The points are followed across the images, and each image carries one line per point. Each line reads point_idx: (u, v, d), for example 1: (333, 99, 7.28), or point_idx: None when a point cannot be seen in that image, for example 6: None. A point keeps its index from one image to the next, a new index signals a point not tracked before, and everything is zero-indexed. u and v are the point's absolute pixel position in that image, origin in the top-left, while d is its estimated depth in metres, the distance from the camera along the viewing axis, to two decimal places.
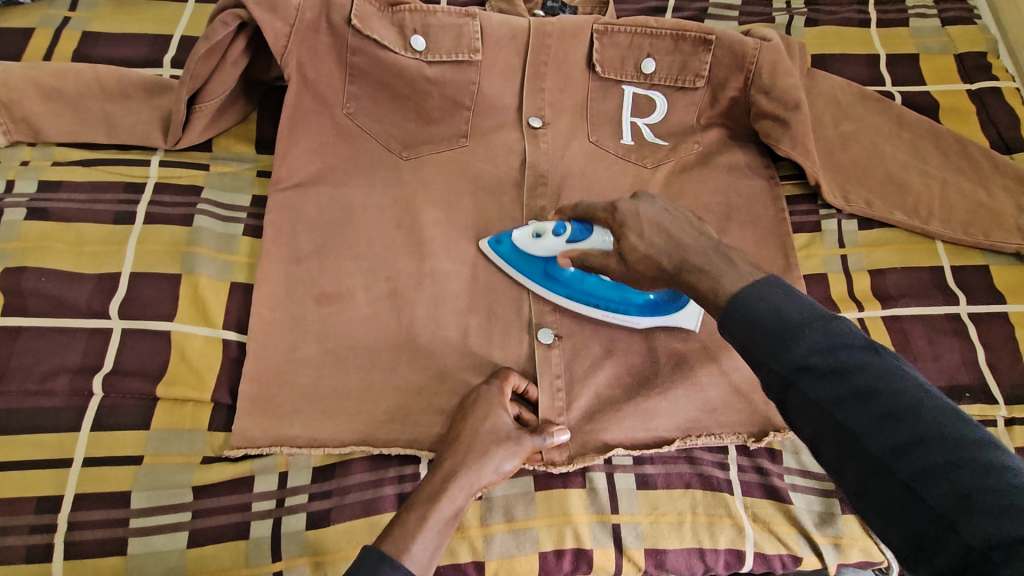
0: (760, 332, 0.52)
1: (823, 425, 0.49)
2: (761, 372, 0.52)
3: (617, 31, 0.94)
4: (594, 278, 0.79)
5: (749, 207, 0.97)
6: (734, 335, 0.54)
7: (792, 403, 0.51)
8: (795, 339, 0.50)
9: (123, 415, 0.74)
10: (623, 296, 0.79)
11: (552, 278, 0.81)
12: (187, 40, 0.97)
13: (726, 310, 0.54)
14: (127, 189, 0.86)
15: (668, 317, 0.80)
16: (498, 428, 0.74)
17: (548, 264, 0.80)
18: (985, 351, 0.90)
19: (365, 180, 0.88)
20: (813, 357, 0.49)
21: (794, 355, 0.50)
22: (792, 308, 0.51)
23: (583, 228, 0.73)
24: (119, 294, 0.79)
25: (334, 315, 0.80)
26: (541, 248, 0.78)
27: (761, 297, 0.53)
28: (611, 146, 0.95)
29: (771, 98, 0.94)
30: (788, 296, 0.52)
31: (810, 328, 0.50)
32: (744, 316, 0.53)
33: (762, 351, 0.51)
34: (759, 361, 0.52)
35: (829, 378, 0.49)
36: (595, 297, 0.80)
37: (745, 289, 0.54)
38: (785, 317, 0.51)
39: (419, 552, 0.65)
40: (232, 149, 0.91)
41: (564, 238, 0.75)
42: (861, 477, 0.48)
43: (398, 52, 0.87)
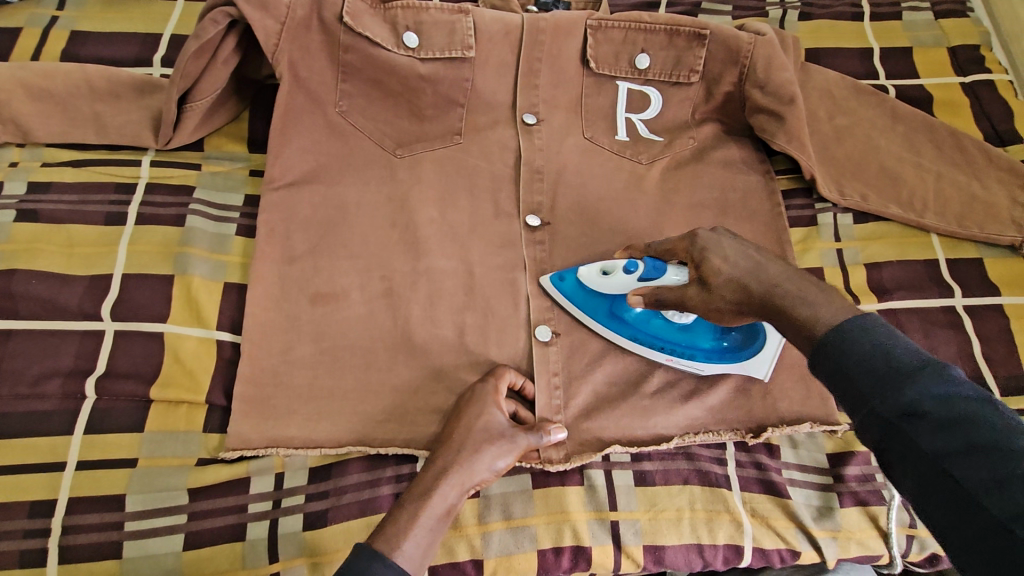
0: (861, 372, 0.49)
1: (934, 480, 0.45)
2: (859, 416, 0.49)
3: (610, 27, 0.94)
4: (661, 318, 0.79)
5: (744, 202, 0.97)
6: (831, 375, 0.51)
7: (895, 451, 0.47)
8: (906, 381, 0.47)
9: (116, 418, 0.73)
10: (689, 340, 0.79)
11: (617, 317, 0.80)
12: (178, 38, 0.96)
13: (821, 344, 0.52)
14: (118, 189, 0.85)
15: (736, 361, 0.80)
16: (492, 426, 0.73)
17: (614, 304, 0.80)
18: (981, 343, 0.90)
19: (358, 179, 0.87)
20: (924, 403, 0.46)
21: (902, 398, 0.47)
22: (901, 350, 0.48)
23: (656, 265, 0.72)
24: (110, 296, 0.78)
25: (329, 315, 0.80)
26: (614, 286, 0.76)
27: (864, 335, 0.50)
28: (606, 142, 0.95)
29: (765, 92, 0.94)
30: (896, 338, 0.50)
31: (925, 371, 0.47)
32: (844, 353, 0.50)
33: (864, 392, 0.48)
34: (858, 404, 0.49)
35: (943, 427, 0.45)
36: (663, 340, 0.79)
37: (846, 326, 0.52)
38: (894, 358, 0.48)
39: (412, 549, 0.65)
40: (224, 148, 0.90)
41: (636, 275, 0.73)
42: (981, 544, 0.43)
43: (390, 49, 0.87)
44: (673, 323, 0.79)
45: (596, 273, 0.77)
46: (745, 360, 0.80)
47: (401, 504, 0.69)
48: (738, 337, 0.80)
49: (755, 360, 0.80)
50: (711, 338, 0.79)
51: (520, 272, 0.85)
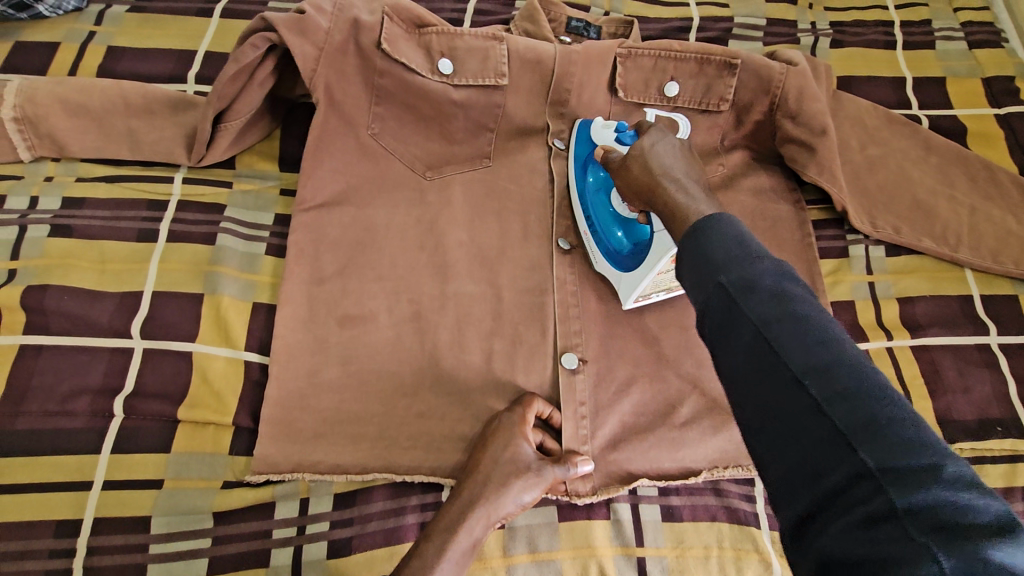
0: (717, 251, 0.50)
1: (754, 352, 0.46)
2: (701, 292, 0.50)
3: (641, 54, 0.93)
4: (607, 196, 0.85)
5: (774, 230, 0.95)
6: (689, 258, 0.52)
7: (725, 327, 0.48)
8: (749, 263, 0.48)
9: (143, 438, 0.73)
10: (607, 228, 0.84)
11: (584, 170, 0.87)
12: (212, 56, 0.97)
13: (692, 232, 0.53)
14: (150, 206, 0.85)
15: (617, 270, 0.82)
16: (518, 458, 0.73)
17: (590, 158, 0.87)
18: (1016, 384, 0.88)
19: (389, 201, 0.88)
20: (760, 281, 0.47)
21: (739, 274, 0.48)
22: (752, 241, 0.50)
23: (634, 139, 0.81)
24: (141, 313, 0.78)
25: (357, 338, 0.79)
26: (599, 136, 0.85)
27: (721, 223, 0.52)
28: None
29: (797, 122, 0.93)
30: (743, 230, 0.51)
31: (765, 258, 0.49)
32: (704, 237, 0.51)
33: (712, 268, 0.49)
34: (706, 278, 0.50)
35: (771, 301, 0.46)
36: (593, 211, 0.85)
37: (709, 217, 0.53)
38: (743, 245, 0.50)
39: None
40: (255, 166, 0.91)
41: (616, 136, 0.83)
42: (778, 404, 0.44)
43: (425, 75, 0.87)
44: (608, 210, 0.84)
45: (597, 122, 0.87)
46: (623, 275, 0.81)
47: (426, 537, 0.68)
48: (635, 255, 0.81)
49: (628, 281, 0.80)
50: (620, 237, 0.83)
51: (549, 297, 0.84)
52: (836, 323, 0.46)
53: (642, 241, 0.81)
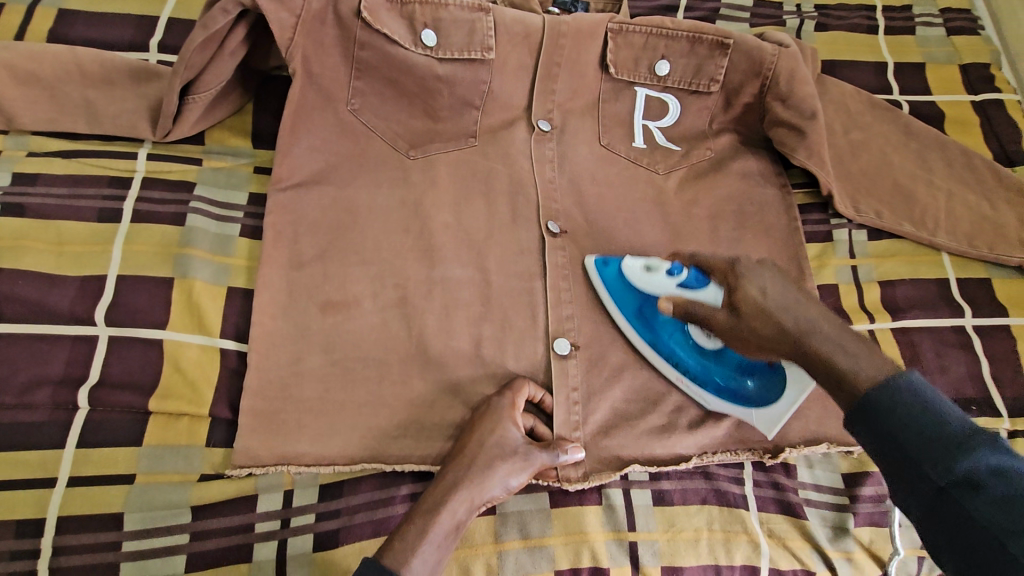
0: (909, 434, 0.50)
1: (966, 537, 0.47)
2: (903, 474, 0.50)
3: (632, 31, 0.92)
4: (685, 333, 0.78)
5: (761, 214, 0.95)
6: (878, 426, 0.52)
7: (933, 510, 0.49)
8: (958, 457, 0.48)
9: (112, 431, 0.69)
10: (705, 373, 0.77)
11: (643, 321, 0.79)
12: (175, 23, 0.90)
13: (862, 401, 0.53)
14: (111, 183, 0.79)
15: (745, 406, 0.76)
16: (507, 441, 0.71)
17: (646, 307, 0.79)
18: (990, 364, 0.90)
19: (371, 180, 0.85)
20: (976, 474, 0.47)
21: (949, 467, 0.48)
22: (949, 417, 0.50)
23: (700, 278, 0.73)
24: (105, 298, 0.73)
25: (340, 324, 0.76)
26: (654, 286, 0.77)
27: (910, 392, 0.51)
28: (623, 149, 0.94)
29: (786, 106, 0.92)
30: (939, 400, 0.51)
31: (977, 440, 0.48)
32: (895, 434, 0.51)
33: (911, 457, 0.50)
34: (903, 464, 0.50)
35: (988, 496, 0.47)
36: (681, 356, 0.78)
37: (890, 380, 0.53)
38: (945, 429, 0.49)
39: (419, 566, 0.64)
40: (227, 142, 0.86)
41: (676, 282, 0.75)
42: None
43: (408, 47, 0.83)
44: (692, 344, 0.77)
45: (633, 266, 0.78)
46: (755, 409, 0.76)
47: (406, 521, 0.66)
48: (760, 387, 0.76)
49: (766, 417, 0.76)
50: (732, 377, 0.76)
51: (538, 282, 0.83)
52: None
53: (758, 368, 0.76)
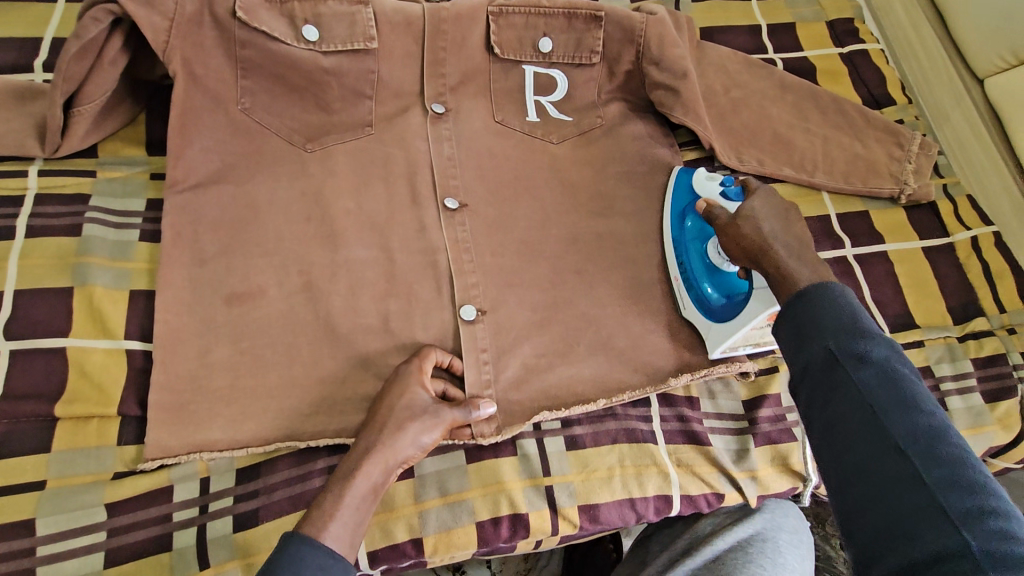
0: (825, 316, 0.59)
1: (847, 414, 0.55)
2: (810, 354, 0.58)
3: (512, 12, 0.97)
4: (703, 244, 0.88)
5: (652, 173, 1.02)
6: (790, 329, 0.61)
7: (825, 397, 0.57)
8: (902, 413, 0.53)
9: (20, 440, 0.70)
10: (701, 276, 0.88)
11: (680, 217, 0.93)
12: (59, 42, 0.91)
13: (800, 295, 0.62)
14: (2, 202, 0.80)
15: (708, 319, 0.87)
16: (416, 404, 0.74)
17: (688, 207, 0.93)
18: (871, 288, 0.98)
19: (270, 176, 0.88)
20: (872, 355, 0.56)
21: (853, 347, 0.56)
22: (864, 316, 0.59)
23: (738, 196, 0.86)
24: (3, 313, 0.74)
25: (248, 314, 0.79)
26: (704, 189, 0.90)
27: (832, 293, 0.60)
28: (517, 124, 1.00)
29: (661, 68, 0.98)
30: (854, 303, 0.60)
31: (877, 337, 0.57)
32: (823, 369, 0.57)
33: (817, 333, 0.59)
34: (816, 338, 0.58)
35: (874, 376, 0.55)
36: (688, 258, 0.90)
37: (820, 285, 0.62)
38: (854, 317, 0.58)
39: (340, 528, 0.65)
40: (120, 152, 0.87)
41: (721, 191, 0.88)
42: (863, 469, 0.53)
43: (290, 44, 0.86)
44: (706, 259, 0.87)
45: (701, 175, 0.92)
46: (715, 324, 0.86)
47: (325, 488, 0.68)
48: (729, 304, 0.85)
49: (717, 331, 0.85)
50: (710, 284, 0.87)
51: (441, 255, 0.88)
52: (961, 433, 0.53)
53: (730, 282, 0.85)
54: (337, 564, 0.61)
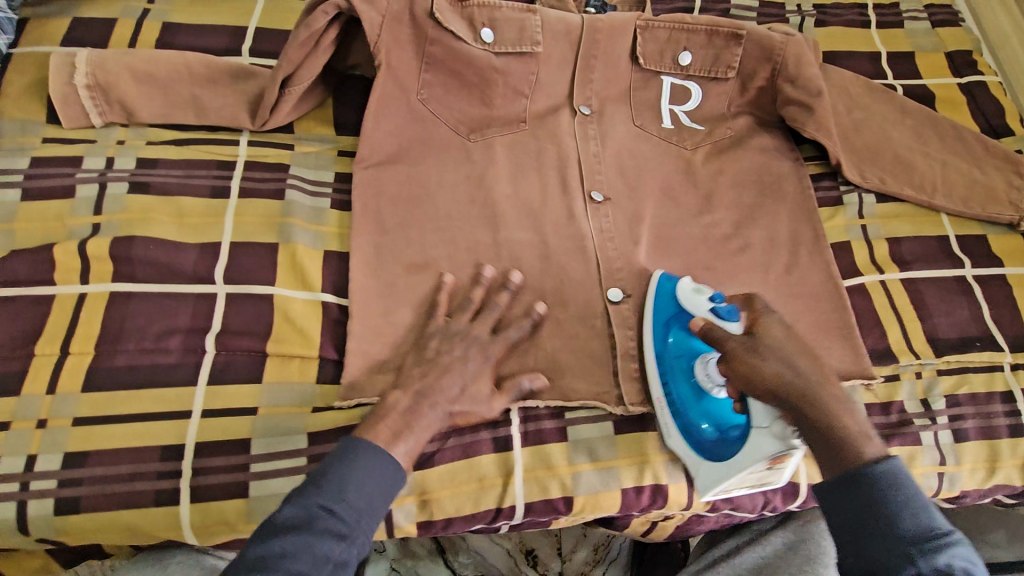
0: (874, 505, 0.60)
1: None
2: (865, 543, 0.59)
3: (657, 27, 1.06)
4: (688, 364, 0.84)
5: (778, 183, 1.07)
6: (844, 505, 0.62)
7: None
8: (937, 544, 0.57)
9: (236, 371, 0.80)
10: (691, 407, 0.82)
11: (662, 329, 0.87)
12: (262, 31, 1.03)
13: (856, 474, 0.62)
14: (219, 166, 0.91)
15: (698, 455, 0.82)
16: (457, 457, 0.81)
17: (672, 318, 0.87)
18: (990, 308, 1.02)
19: (439, 161, 0.97)
20: (936, 551, 0.57)
21: (897, 544, 0.58)
22: (899, 502, 0.60)
23: (731, 312, 0.79)
24: (223, 260, 0.85)
25: (424, 281, 0.89)
26: (690, 304, 0.84)
27: (881, 472, 0.61)
28: (654, 129, 1.07)
29: (795, 86, 1.05)
30: (904, 490, 0.60)
31: (938, 527, 0.58)
32: (857, 493, 0.61)
33: (876, 519, 0.59)
34: (876, 527, 0.59)
35: (941, 572, 0.56)
36: (675, 388, 0.84)
37: (880, 466, 0.62)
38: (886, 504, 0.60)
39: (405, 449, 0.72)
40: (313, 131, 0.98)
41: (711, 306, 0.82)
42: None
43: (469, 43, 0.96)
44: (692, 383, 0.83)
45: (686, 284, 0.87)
46: (704, 462, 0.81)
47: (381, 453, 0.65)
48: (723, 442, 0.81)
49: (708, 473, 0.81)
50: (698, 416, 0.82)
51: (589, 242, 0.96)
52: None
53: (724, 420, 0.82)
54: (397, 470, 0.67)
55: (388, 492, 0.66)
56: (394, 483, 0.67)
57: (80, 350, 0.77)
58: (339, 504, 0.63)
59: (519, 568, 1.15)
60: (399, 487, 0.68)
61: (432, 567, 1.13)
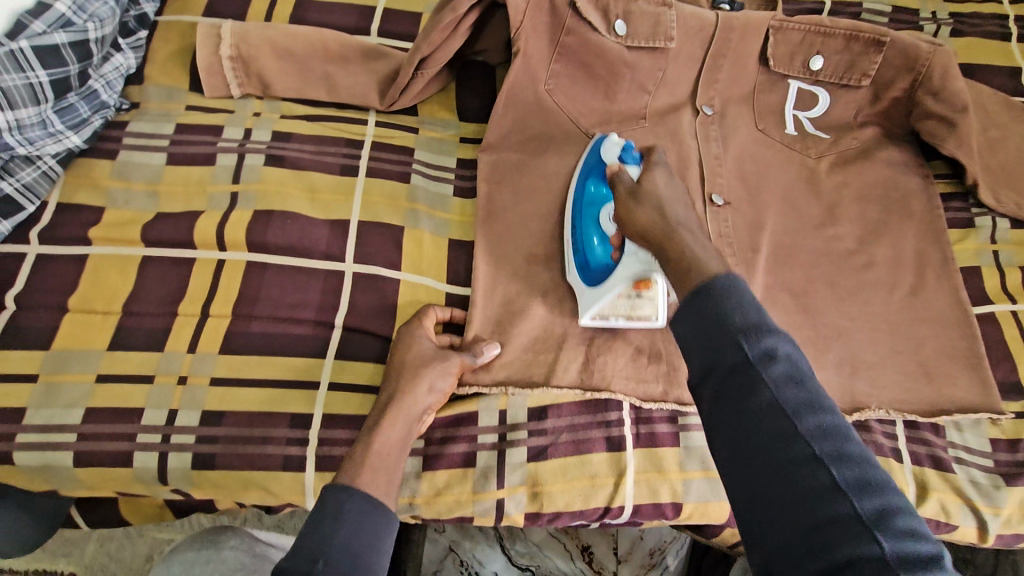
0: (716, 325, 0.52)
1: (771, 442, 0.48)
2: (707, 360, 0.52)
3: (792, 28, 1.00)
4: (601, 208, 0.86)
5: (905, 200, 1.01)
6: (693, 325, 0.54)
7: (739, 418, 0.50)
8: (761, 333, 0.50)
9: (361, 348, 0.82)
10: (583, 231, 0.85)
11: (585, 176, 0.89)
12: (391, 12, 1.04)
13: (701, 291, 0.54)
14: (348, 144, 0.93)
15: (585, 283, 0.84)
16: (424, 353, 0.78)
17: (593, 163, 0.88)
18: None
19: (559, 153, 0.96)
20: (782, 369, 0.50)
21: (741, 368, 0.50)
22: (740, 319, 0.52)
23: (634, 158, 0.82)
24: (352, 238, 0.86)
25: (541, 274, 0.89)
26: (608, 151, 0.84)
27: (721, 287, 0.54)
28: (778, 134, 1.03)
29: (938, 99, 0.99)
30: (743, 304, 0.52)
31: (785, 346, 0.51)
32: (710, 303, 0.53)
33: (724, 338, 0.51)
34: (721, 347, 0.51)
35: (811, 409, 0.49)
36: (580, 220, 0.86)
37: (721, 282, 0.54)
38: (734, 322, 0.51)
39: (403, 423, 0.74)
40: (436, 115, 0.99)
41: (619, 154, 0.83)
42: (779, 473, 0.48)
43: (603, 34, 0.94)
44: (597, 219, 0.85)
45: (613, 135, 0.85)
46: (587, 288, 0.84)
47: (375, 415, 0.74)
48: (600, 267, 0.83)
49: (590, 293, 0.83)
50: (597, 248, 0.84)
51: None
52: (826, 395, 0.50)
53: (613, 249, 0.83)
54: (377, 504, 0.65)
55: (376, 529, 0.64)
56: (382, 522, 0.64)
57: (219, 314, 0.81)
58: (325, 557, 0.59)
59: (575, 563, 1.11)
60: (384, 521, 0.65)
61: (489, 554, 1.09)
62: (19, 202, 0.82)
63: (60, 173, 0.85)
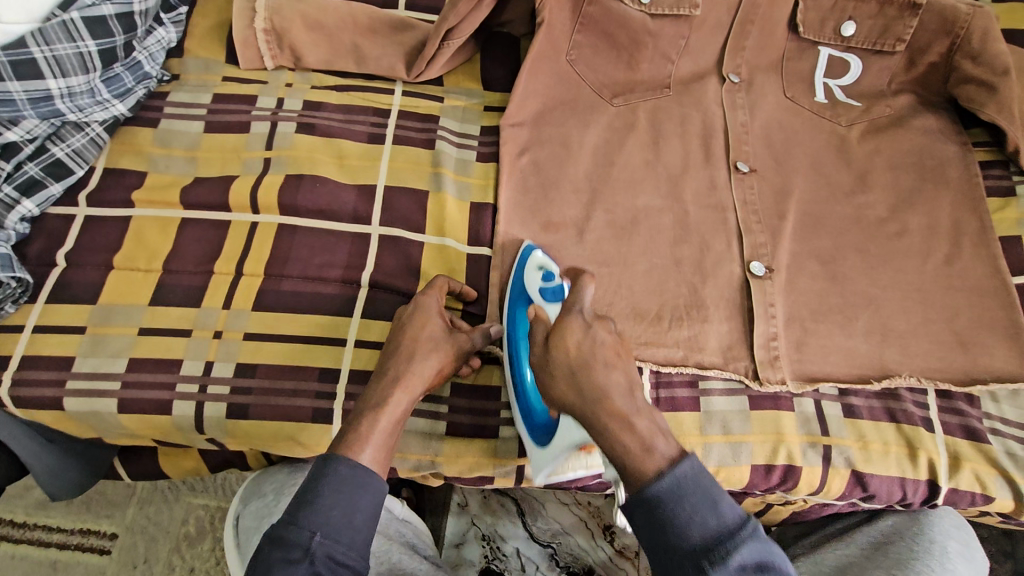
0: (669, 518, 0.56)
1: None
2: (659, 548, 0.56)
3: None
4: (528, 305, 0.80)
5: (941, 169, 0.98)
6: (644, 520, 0.57)
7: None
8: (724, 551, 0.54)
9: (384, 307, 0.84)
10: (523, 404, 0.78)
11: (512, 314, 0.81)
12: None
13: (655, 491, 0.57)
14: (376, 113, 0.96)
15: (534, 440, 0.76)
16: (436, 334, 0.76)
17: (518, 298, 0.81)
18: None
19: (581, 123, 0.97)
20: (729, 548, 0.54)
21: (687, 542, 0.55)
22: (690, 518, 0.55)
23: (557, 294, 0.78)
24: (378, 202, 0.89)
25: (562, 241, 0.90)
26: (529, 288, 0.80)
27: (676, 475, 0.57)
28: (806, 102, 1.02)
29: (977, 63, 0.95)
30: (698, 496, 0.56)
31: (735, 530, 0.55)
32: (655, 509, 0.57)
33: (673, 529, 0.55)
34: (675, 537, 0.55)
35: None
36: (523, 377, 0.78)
37: (676, 473, 0.57)
38: (681, 513, 0.56)
39: (402, 406, 0.71)
40: (461, 85, 1.00)
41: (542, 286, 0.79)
42: None
43: (626, 3, 0.93)
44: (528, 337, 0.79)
45: (536, 256, 0.83)
46: (537, 448, 0.75)
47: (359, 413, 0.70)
48: (543, 427, 0.75)
49: (541, 457, 0.75)
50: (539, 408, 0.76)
51: (730, 213, 0.93)
52: (786, 573, 0.56)
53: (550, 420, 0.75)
54: (373, 478, 0.66)
55: (369, 505, 0.65)
56: (376, 491, 0.66)
57: (252, 273, 0.84)
58: (323, 531, 0.61)
59: (595, 541, 1.10)
60: (377, 496, 0.66)
61: (511, 529, 1.10)
62: (69, 165, 0.87)
63: (106, 140, 0.90)
